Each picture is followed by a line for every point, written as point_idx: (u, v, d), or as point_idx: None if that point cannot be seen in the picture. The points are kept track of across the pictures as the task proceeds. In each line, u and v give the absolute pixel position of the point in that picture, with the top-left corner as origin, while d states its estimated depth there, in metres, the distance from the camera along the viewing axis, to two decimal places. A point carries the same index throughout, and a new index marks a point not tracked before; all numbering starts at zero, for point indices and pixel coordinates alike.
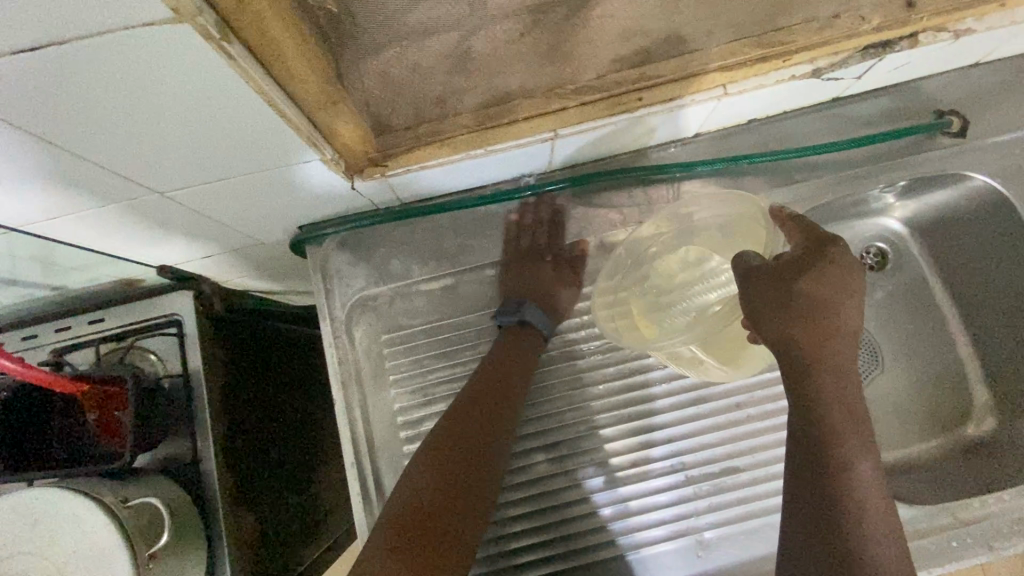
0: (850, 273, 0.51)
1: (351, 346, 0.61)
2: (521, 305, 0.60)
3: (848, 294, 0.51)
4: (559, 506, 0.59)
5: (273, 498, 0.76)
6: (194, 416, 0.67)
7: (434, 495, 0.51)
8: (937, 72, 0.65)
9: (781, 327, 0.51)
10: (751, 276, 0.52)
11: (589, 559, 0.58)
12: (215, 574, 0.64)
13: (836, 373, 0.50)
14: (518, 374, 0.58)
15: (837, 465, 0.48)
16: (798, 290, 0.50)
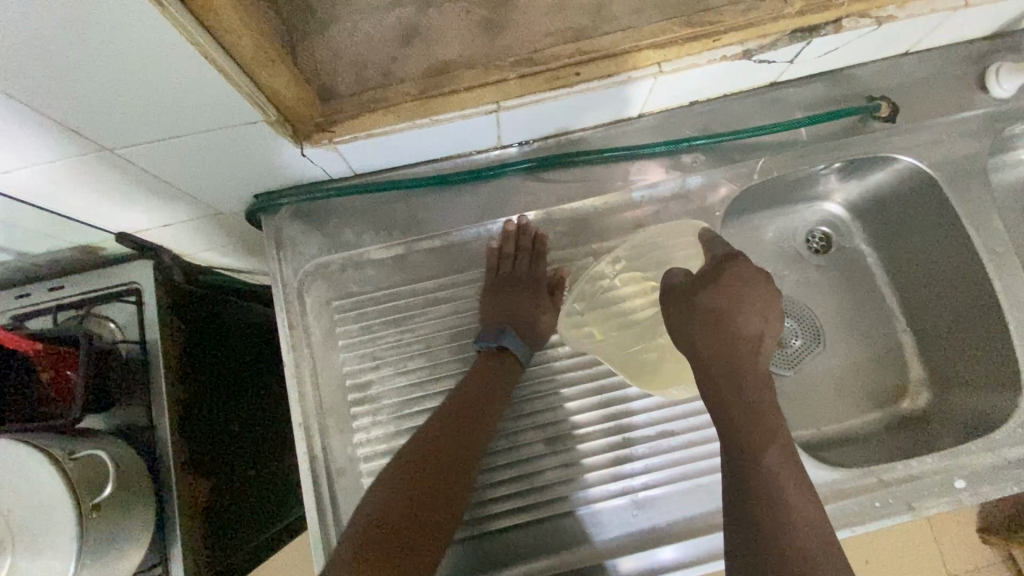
0: (755, 284, 0.54)
1: (302, 311, 0.63)
2: (503, 332, 0.61)
3: (755, 302, 0.53)
4: (521, 461, 0.62)
5: (230, 469, 0.77)
6: (150, 383, 0.69)
7: (405, 522, 0.51)
8: (869, 60, 0.69)
9: (694, 344, 0.55)
10: (671, 297, 0.57)
11: (548, 512, 0.60)
12: (167, 534, 0.65)
13: (744, 374, 0.53)
14: (500, 400, 0.59)
15: (750, 469, 0.50)
16: (704, 305, 0.54)
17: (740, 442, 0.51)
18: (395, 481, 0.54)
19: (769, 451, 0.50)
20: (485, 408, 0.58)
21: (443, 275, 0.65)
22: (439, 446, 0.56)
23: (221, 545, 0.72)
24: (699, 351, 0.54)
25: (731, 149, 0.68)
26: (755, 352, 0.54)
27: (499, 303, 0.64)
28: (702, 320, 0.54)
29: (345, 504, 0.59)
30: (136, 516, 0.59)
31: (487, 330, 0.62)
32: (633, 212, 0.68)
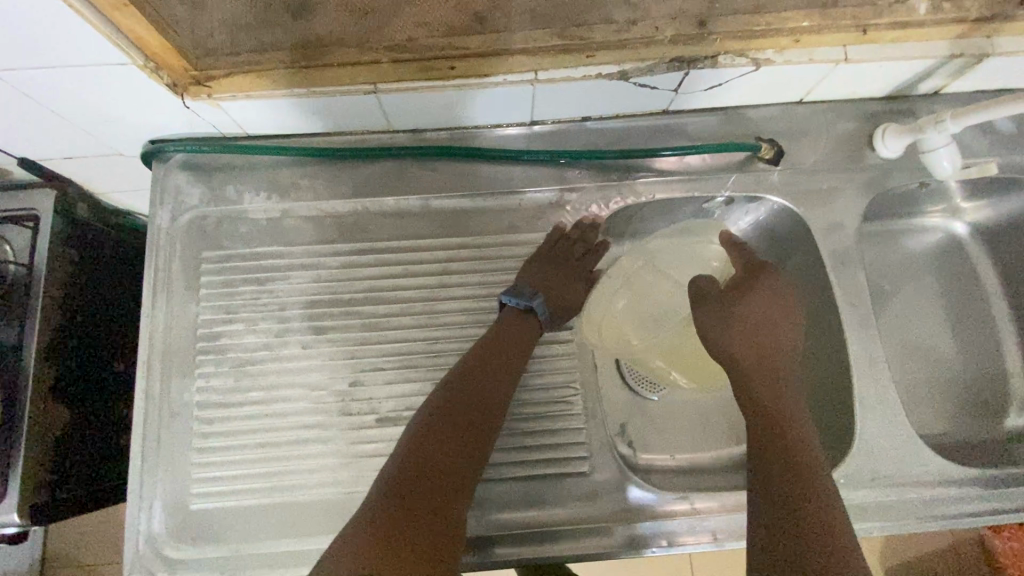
0: (777, 295, 0.67)
1: (171, 258, 0.66)
2: (535, 293, 0.65)
3: (778, 309, 0.66)
4: (565, 418, 0.65)
5: (97, 405, 0.80)
6: (27, 307, 0.71)
7: (418, 483, 0.55)
8: (762, 102, 0.71)
9: (729, 341, 0.65)
10: (701, 301, 0.68)
11: (570, 470, 0.64)
12: (12, 451, 0.67)
13: (770, 374, 0.63)
14: (515, 364, 0.63)
15: (791, 458, 0.56)
16: (738, 311, 0.66)
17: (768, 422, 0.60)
18: (435, 436, 0.58)
19: (804, 442, 0.58)
20: (492, 373, 0.61)
21: (313, 244, 0.67)
22: (464, 405, 0.59)
23: (69, 475, 0.74)
24: (734, 349, 0.65)
25: (616, 166, 0.70)
26: (779, 357, 0.65)
27: (542, 272, 0.68)
28: (737, 322, 0.66)
29: (170, 448, 0.61)
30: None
31: (519, 289, 0.65)
32: (512, 212, 0.69)
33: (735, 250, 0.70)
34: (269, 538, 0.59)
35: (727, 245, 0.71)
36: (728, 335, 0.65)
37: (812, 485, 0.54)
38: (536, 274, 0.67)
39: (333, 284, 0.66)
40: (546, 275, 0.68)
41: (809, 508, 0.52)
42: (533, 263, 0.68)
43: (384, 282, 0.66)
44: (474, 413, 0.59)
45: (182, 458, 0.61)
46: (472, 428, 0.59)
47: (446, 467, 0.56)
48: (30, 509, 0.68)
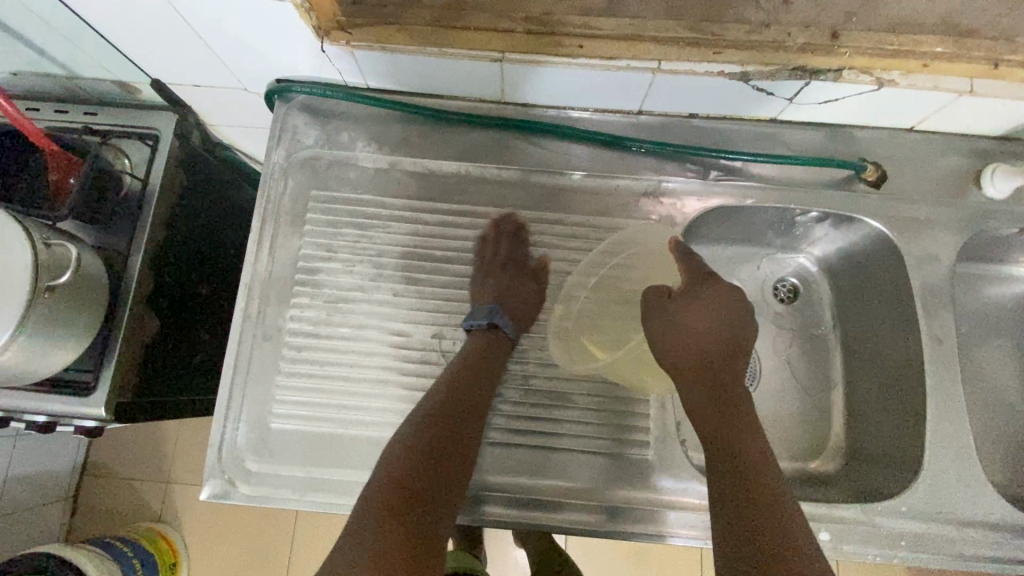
0: (728, 308, 0.63)
1: (282, 191, 0.70)
2: (495, 309, 0.65)
3: (730, 320, 0.62)
4: (627, 400, 0.67)
5: (184, 322, 0.85)
6: (139, 217, 0.76)
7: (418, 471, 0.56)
8: (871, 124, 0.71)
9: (673, 349, 0.62)
10: (650, 312, 0.64)
11: (629, 452, 0.65)
12: (106, 350, 0.71)
13: (721, 390, 0.61)
14: (490, 378, 0.63)
15: (752, 477, 0.55)
16: (685, 320, 0.62)
17: (727, 454, 0.57)
18: (425, 446, 0.57)
19: (761, 459, 0.57)
20: (478, 385, 0.61)
21: (414, 198, 0.70)
22: (450, 417, 0.59)
23: (151, 380, 0.79)
24: (678, 363, 0.62)
25: (715, 166, 0.71)
26: (730, 372, 0.62)
27: (501, 283, 0.67)
28: (685, 334, 0.61)
29: (260, 367, 0.65)
30: (77, 320, 0.66)
31: (479, 308, 0.65)
32: (605, 195, 0.70)
33: (678, 252, 0.64)
34: (342, 465, 0.62)
35: (674, 255, 0.64)
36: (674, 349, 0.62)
37: (776, 522, 0.52)
38: (497, 286, 0.67)
39: (427, 238, 0.69)
40: (506, 285, 0.67)
41: (778, 528, 0.51)
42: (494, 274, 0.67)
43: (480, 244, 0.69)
44: (460, 426, 0.59)
45: (269, 377, 0.64)
46: (467, 427, 0.60)
47: (434, 475, 0.56)
48: (115, 405, 0.72)
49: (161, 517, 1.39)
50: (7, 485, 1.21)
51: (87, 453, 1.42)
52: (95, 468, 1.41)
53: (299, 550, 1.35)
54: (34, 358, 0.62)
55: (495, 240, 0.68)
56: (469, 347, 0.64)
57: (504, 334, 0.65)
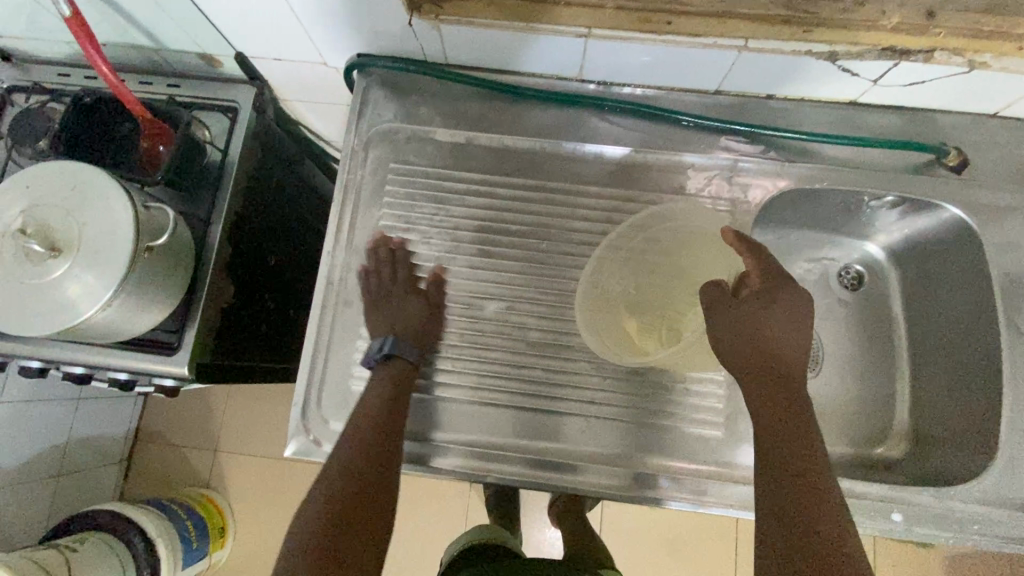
0: (797, 313, 0.61)
1: (362, 162, 0.72)
2: (388, 341, 0.63)
3: (794, 320, 0.61)
4: (696, 378, 0.67)
5: (256, 291, 0.88)
6: (219, 187, 0.78)
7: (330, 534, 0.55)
8: (953, 108, 0.70)
9: (738, 345, 0.60)
10: (716, 306, 0.63)
11: (698, 427, 0.66)
12: (190, 311, 0.75)
13: (781, 382, 0.59)
14: (403, 396, 0.62)
15: (802, 472, 0.54)
16: (753, 316, 0.61)
17: (784, 445, 0.55)
18: (352, 471, 0.58)
19: (813, 453, 0.55)
20: (397, 404, 0.61)
21: (490, 172, 0.71)
22: (377, 439, 0.60)
23: (225, 345, 0.81)
24: (740, 357, 0.60)
25: (790, 148, 0.71)
26: (794, 368, 0.60)
27: (391, 313, 0.66)
28: (753, 329, 0.60)
29: (342, 333, 0.67)
30: (166, 284, 0.69)
31: (376, 344, 0.64)
32: (679, 174, 0.71)
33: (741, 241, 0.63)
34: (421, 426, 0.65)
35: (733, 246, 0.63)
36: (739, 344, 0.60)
37: (825, 517, 0.51)
38: (385, 319, 0.66)
39: (502, 212, 0.70)
40: (389, 315, 0.66)
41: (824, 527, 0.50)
42: (379, 305, 0.67)
43: (555, 221, 0.70)
44: (386, 446, 0.60)
45: (351, 342, 0.67)
46: (380, 480, 0.59)
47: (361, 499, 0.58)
48: (196, 365, 0.76)
49: (210, 483, 1.43)
50: (68, 446, 1.26)
51: (139, 419, 1.47)
52: (148, 435, 1.46)
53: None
54: (128, 317, 0.66)
55: (377, 267, 0.68)
56: (373, 386, 0.62)
57: (403, 360, 0.63)
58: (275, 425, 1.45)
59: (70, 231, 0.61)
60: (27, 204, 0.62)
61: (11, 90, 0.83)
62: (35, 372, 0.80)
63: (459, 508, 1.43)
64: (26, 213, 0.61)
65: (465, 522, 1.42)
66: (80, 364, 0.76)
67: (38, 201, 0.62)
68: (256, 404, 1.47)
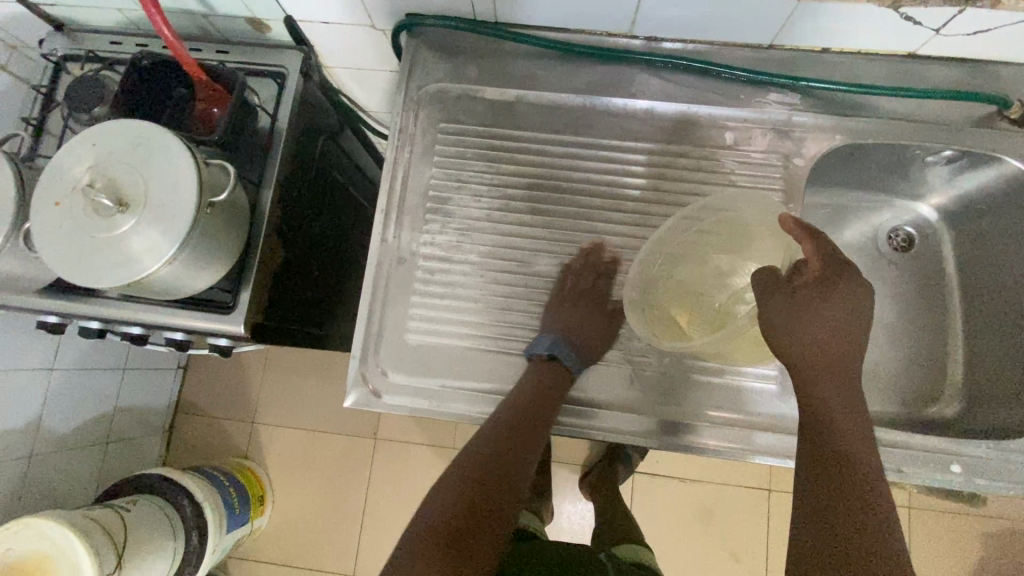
0: (858, 306, 0.58)
1: (413, 122, 0.72)
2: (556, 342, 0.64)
3: (854, 315, 0.57)
4: None
5: (303, 256, 0.90)
6: (269, 151, 0.79)
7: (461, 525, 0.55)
8: (1016, 60, 0.68)
9: (800, 335, 0.57)
10: (766, 292, 0.59)
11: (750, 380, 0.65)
12: (244, 271, 0.76)
13: (835, 379, 0.57)
14: (552, 403, 0.63)
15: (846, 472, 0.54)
16: (811, 307, 0.57)
17: (828, 441, 0.55)
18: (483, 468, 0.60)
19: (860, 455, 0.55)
20: (543, 410, 0.62)
21: (539, 130, 0.71)
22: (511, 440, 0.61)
23: (275, 307, 0.83)
24: (797, 348, 0.57)
25: (844, 103, 0.70)
26: (846, 365, 0.58)
27: (564, 316, 0.67)
28: (812, 320, 0.57)
29: (396, 289, 0.68)
30: (223, 244, 0.70)
31: (541, 339, 0.65)
32: (730, 131, 0.70)
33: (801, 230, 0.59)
34: (474, 379, 0.66)
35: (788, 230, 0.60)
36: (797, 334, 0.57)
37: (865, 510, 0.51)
38: (560, 320, 0.67)
39: (553, 170, 0.70)
40: (569, 318, 0.67)
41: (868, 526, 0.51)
42: (557, 309, 0.67)
43: (606, 178, 0.70)
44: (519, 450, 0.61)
45: (405, 298, 0.68)
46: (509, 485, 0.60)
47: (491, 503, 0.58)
48: (251, 325, 0.78)
49: (248, 453, 1.46)
50: (115, 415, 1.30)
51: (179, 392, 1.51)
52: (188, 406, 1.50)
53: (375, 478, 1.44)
54: (188, 274, 0.68)
55: (576, 278, 0.68)
56: (527, 384, 0.63)
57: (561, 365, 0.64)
58: (310, 397, 1.48)
59: (136, 186, 0.63)
60: (96, 161, 0.63)
61: (65, 58, 0.85)
62: (94, 332, 0.83)
63: None
64: (95, 169, 0.63)
65: None
66: (138, 323, 0.79)
67: (105, 158, 0.63)
68: (291, 377, 1.50)
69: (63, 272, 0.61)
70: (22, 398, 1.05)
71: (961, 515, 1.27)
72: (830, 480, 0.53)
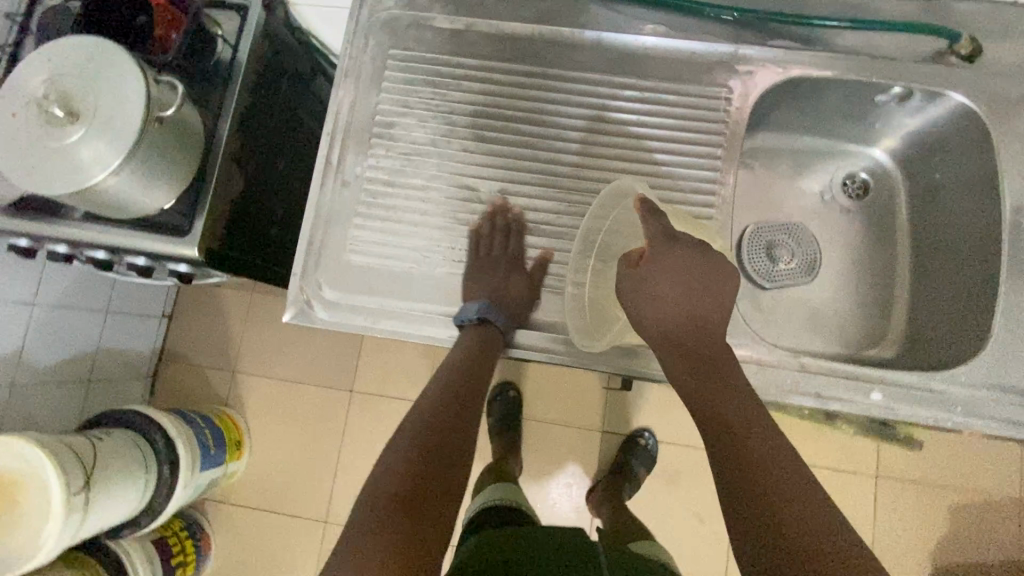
0: (704, 273, 0.57)
1: (363, 48, 0.73)
2: (487, 306, 0.64)
3: (703, 284, 0.57)
4: None
5: (265, 191, 0.92)
6: (228, 80, 0.81)
7: (405, 496, 0.52)
8: None
9: (652, 319, 0.58)
10: (625, 290, 0.59)
11: None
12: (201, 193, 0.78)
13: (707, 358, 0.57)
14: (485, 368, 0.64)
15: (763, 457, 0.51)
16: (657, 288, 0.57)
17: (732, 430, 0.53)
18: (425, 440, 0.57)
19: (766, 437, 0.53)
20: (476, 376, 0.64)
21: (489, 58, 0.72)
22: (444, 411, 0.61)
23: (233, 236, 0.85)
24: (659, 335, 0.58)
25: (792, 37, 0.70)
26: (711, 337, 0.57)
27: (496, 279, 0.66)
28: (664, 302, 0.57)
29: (339, 209, 0.70)
30: (173, 165, 0.72)
31: (470, 305, 0.66)
32: (678, 63, 0.70)
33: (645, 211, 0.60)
34: (410, 297, 0.68)
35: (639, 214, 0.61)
36: (653, 319, 0.58)
37: (797, 491, 0.49)
38: (484, 283, 0.66)
39: (499, 98, 0.71)
40: (490, 279, 0.66)
41: (808, 517, 0.47)
42: (477, 270, 0.67)
43: (551, 107, 0.71)
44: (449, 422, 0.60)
45: (346, 218, 0.70)
46: (454, 450, 0.58)
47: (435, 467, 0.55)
48: (206, 251, 0.80)
49: (228, 401, 1.50)
50: (97, 355, 1.34)
51: (163, 340, 1.55)
52: (171, 355, 1.54)
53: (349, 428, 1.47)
54: (139, 187, 0.70)
55: (489, 234, 0.68)
56: (461, 348, 0.65)
57: (495, 328, 0.65)
58: (289, 350, 1.51)
59: (85, 98, 0.65)
60: (49, 74, 0.66)
61: None
62: (61, 257, 0.86)
63: None
64: (47, 81, 0.65)
65: None
66: (100, 247, 0.82)
67: (58, 71, 0.66)
68: (272, 329, 1.53)
69: (15, 179, 0.64)
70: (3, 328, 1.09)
71: (932, 488, 1.26)
72: (750, 480, 0.50)
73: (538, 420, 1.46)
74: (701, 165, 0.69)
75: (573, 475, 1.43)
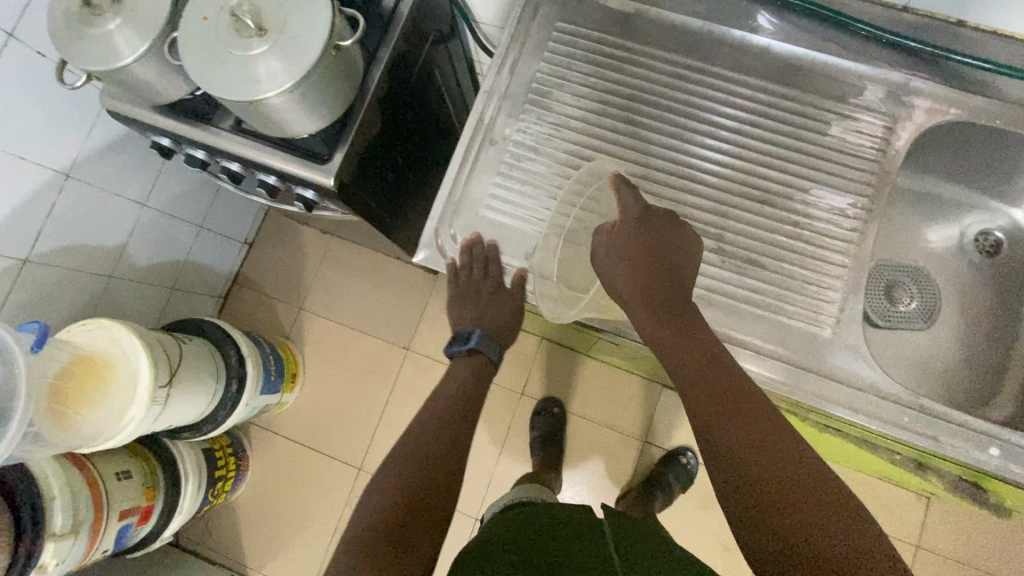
0: (674, 243, 0.61)
1: (533, 16, 0.75)
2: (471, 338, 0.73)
3: (673, 252, 0.60)
4: (804, 278, 0.66)
5: (395, 139, 0.95)
6: (390, 25, 0.84)
7: (393, 514, 0.57)
8: None
9: (624, 286, 0.60)
10: (601, 260, 0.62)
11: (809, 326, 0.65)
12: (347, 128, 0.82)
13: (686, 330, 0.58)
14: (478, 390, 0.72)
15: (754, 428, 0.51)
16: (631, 255, 0.60)
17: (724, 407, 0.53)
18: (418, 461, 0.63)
19: (755, 409, 0.53)
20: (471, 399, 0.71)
21: (653, 46, 0.73)
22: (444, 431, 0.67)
23: (362, 174, 0.88)
24: (633, 302, 0.60)
25: (964, 81, 0.68)
26: (684, 307, 0.59)
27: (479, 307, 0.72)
28: (634, 267, 0.60)
29: (482, 166, 0.72)
30: (332, 97, 0.75)
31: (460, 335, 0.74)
32: (841, 85, 0.70)
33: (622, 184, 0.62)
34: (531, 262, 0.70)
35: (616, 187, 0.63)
36: (628, 286, 0.60)
37: (794, 460, 0.49)
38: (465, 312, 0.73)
39: (655, 87, 0.72)
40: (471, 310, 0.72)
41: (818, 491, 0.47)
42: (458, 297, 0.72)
43: (706, 104, 0.71)
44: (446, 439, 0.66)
45: (488, 175, 0.72)
46: (447, 461, 0.64)
47: (432, 476, 0.62)
48: (340, 182, 0.83)
49: (289, 335, 1.55)
50: (185, 266, 1.40)
51: (240, 266, 1.60)
52: (245, 281, 1.60)
53: (400, 385, 1.50)
54: (301, 110, 0.73)
55: (470, 265, 0.69)
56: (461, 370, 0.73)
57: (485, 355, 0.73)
58: (356, 298, 1.56)
59: (277, 17, 0.68)
60: None
61: None
62: (198, 163, 0.91)
63: (506, 415, 1.49)
64: None
65: (508, 429, 1.49)
66: (239, 159, 0.86)
67: None
68: (344, 275, 1.57)
69: (198, 80, 0.68)
70: (115, 221, 1.15)
71: None
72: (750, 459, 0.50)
73: (582, 416, 1.47)
74: (848, 190, 0.68)
75: (607, 476, 1.44)
